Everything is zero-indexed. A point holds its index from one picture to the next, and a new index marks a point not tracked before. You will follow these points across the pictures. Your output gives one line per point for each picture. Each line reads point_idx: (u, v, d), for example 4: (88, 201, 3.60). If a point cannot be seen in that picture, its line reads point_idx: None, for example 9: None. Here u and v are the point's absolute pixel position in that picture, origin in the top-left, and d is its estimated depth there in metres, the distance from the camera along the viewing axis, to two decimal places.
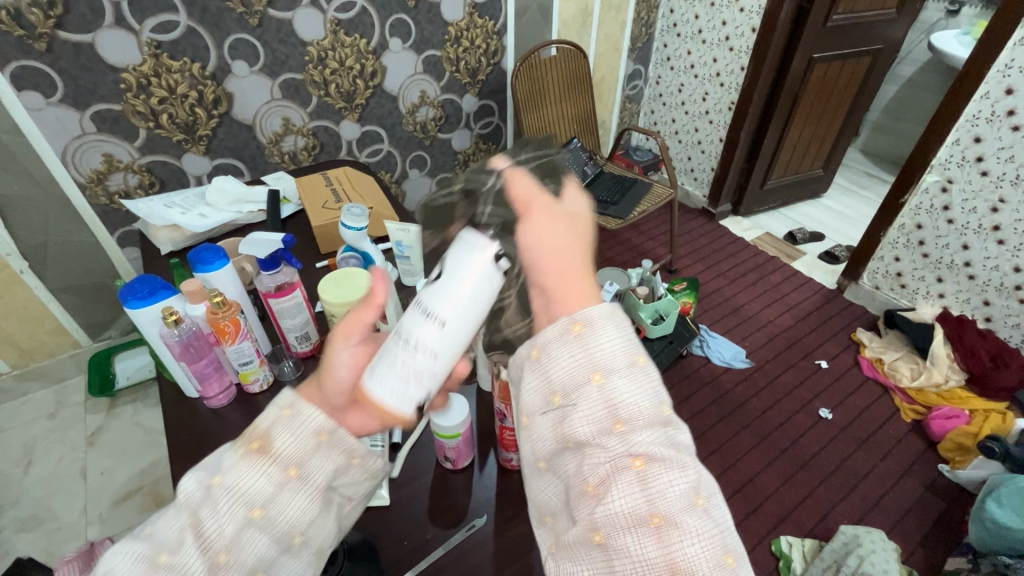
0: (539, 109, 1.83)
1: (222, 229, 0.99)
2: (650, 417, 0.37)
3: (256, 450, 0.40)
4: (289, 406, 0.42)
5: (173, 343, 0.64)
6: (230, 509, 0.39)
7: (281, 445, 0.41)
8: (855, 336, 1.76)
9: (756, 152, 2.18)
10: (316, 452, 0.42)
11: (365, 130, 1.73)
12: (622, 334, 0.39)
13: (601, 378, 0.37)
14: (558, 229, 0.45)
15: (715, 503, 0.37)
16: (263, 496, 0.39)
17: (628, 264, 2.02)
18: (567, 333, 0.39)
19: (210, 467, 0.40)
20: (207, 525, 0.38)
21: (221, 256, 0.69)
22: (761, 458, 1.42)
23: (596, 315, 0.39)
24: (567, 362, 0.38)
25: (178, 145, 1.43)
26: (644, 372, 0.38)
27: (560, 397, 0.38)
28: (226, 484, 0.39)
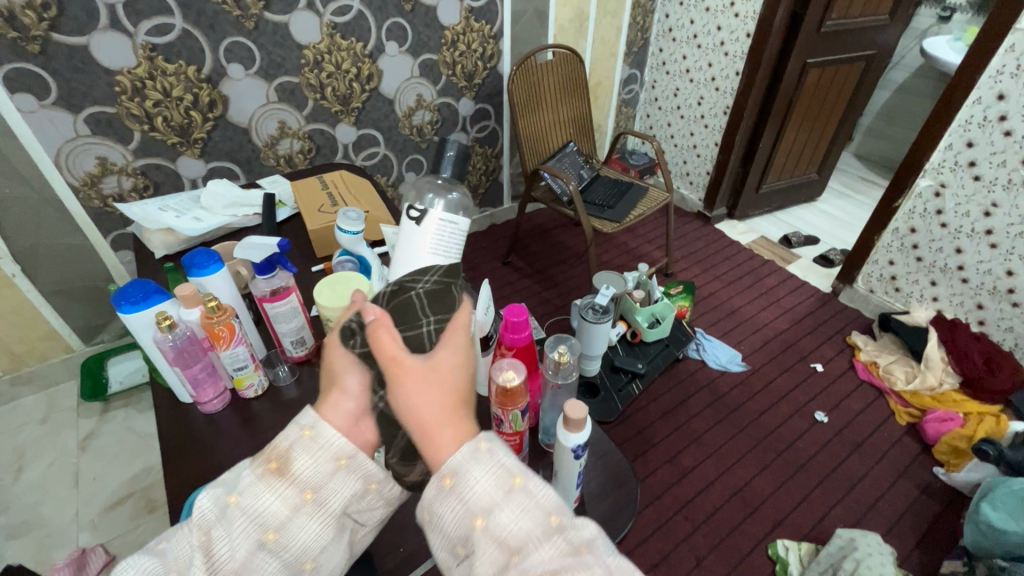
0: (535, 113, 1.84)
1: (217, 233, 0.99)
2: (539, 535, 0.37)
3: (273, 472, 0.45)
4: (309, 428, 0.46)
5: (167, 348, 0.64)
6: (244, 527, 0.43)
7: (297, 469, 0.45)
8: (850, 339, 1.77)
9: (751, 157, 2.19)
10: (326, 479, 0.46)
11: (361, 134, 1.73)
12: (492, 466, 0.39)
13: (482, 521, 0.37)
14: (427, 369, 0.42)
15: None
16: (277, 520, 0.44)
17: (624, 267, 2.02)
18: (442, 489, 0.38)
19: (232, 484, 0.45)
20: (221, 543, 0.43)
21: (217, 260, 0.69)
22: (757, 462, 1.42)
23: (458, 460, 0.39)
24: (454, 519, 0.38)
25: (172, 149, 1.42)
26: (524, 491, 0.38)
27: (462, 551, 0.37)
28: (242, 503, 0.44)
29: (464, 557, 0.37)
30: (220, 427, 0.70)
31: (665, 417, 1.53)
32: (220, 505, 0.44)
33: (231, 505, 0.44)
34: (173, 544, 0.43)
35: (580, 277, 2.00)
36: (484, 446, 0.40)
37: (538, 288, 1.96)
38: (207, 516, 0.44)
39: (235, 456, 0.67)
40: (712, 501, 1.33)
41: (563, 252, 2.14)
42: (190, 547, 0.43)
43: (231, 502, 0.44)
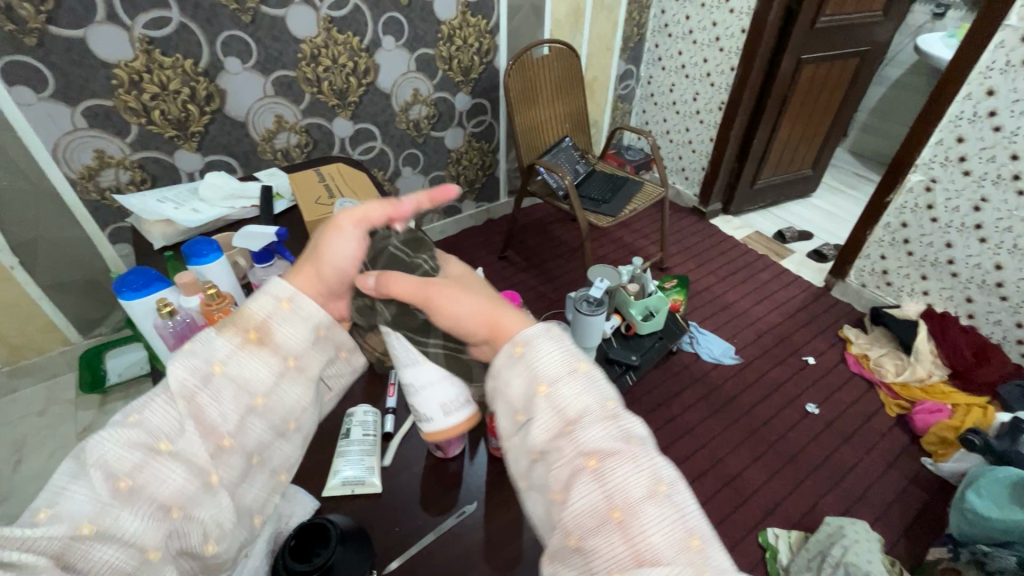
0: (532, 107, 1.85)
1: (216, 224, 1.00)
2: (599, 413, 0.38)
3: (257, 341, 0.44)
4: (289, 299, 0.46)
5: (168, 335, 0.64)
6: (232, 391, 0.42)
7: (280, 337, 0.45)
8: (842, 332, 1.79)
9: (745, 152, 2.21)
10: (310, 343, 0.47)
11: (358, 128, 1.74)
12: (560, 346, 0.41)
13: (545, 389, 0.39)
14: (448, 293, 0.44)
15: (680, 490, 0.38)
16: (264, 385, 0.44)
17: (619, 262, 2.04)
18: (511, 357, 0.41)
19: (208, 351, 0.42)
20: (209, 410, 0.41)
21: (215, 249, 0.70)
22: (749, 452, 1.45)
23: (531, 336, 0.41)
24: (521, 386, 0.40)
25: (170, 142, 1.43)
26: (586, 375, 0.40)
27: (522, 417, 0.40)
28: (230, 371, 0.42)
29: (522, 417, 0.40)
30: None
31: (659, 408, 1.55)
32: (204, 375, 0.41)
33: (218, 374, 0.42)
34: (150, 416, 0.40)
35: (576, 271, 2.02)
36: (525, 340, 0.41)
37: (534, 282, 1.98)
38: (188, 385, 0.41)
39: None
40: (704, 490, 1.35)
41: (559, 246, 2.15)
42: (173, 420, 0.40)
43: (217, 372, 0.42)
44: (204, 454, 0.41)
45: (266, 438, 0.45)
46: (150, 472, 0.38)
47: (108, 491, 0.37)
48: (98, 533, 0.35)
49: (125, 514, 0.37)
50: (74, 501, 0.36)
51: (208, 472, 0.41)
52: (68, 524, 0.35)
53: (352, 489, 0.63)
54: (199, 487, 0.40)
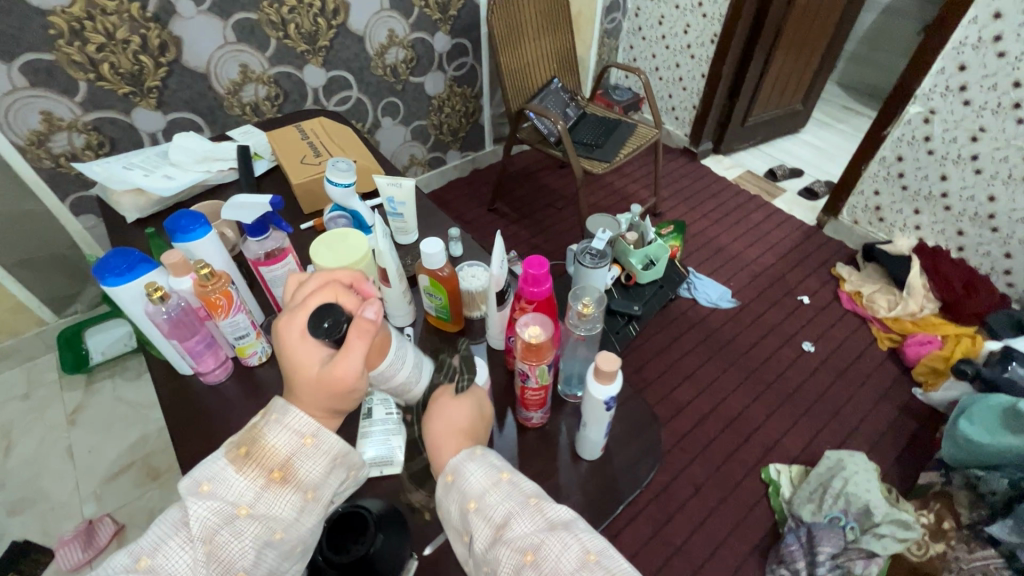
0: (517, 47, 1.72)
1: (192, 191, 0.92)
2: (522, 509, 0.45)
3: (277, 480, 0.47)
4: (312, 436, 0.49)
5: (161, 321, 0.59)
6: (249, 535, 0.45)
7: (303, 473, 0.48)
8: (834, 270, 1.80)
9: (738, 88, 2.13)
10: (320, 478, 0.49)
11: (332, 76, 1.61)
12: (483, 464, 0.48)
13: (474, 504, 0.45)
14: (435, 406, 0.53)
15: (609, 554, 0.42)
16: (284, 521, 0.46)
17: (612, 209, 1.99)
18: (443, 485, 0.48)
19: (230, 494, 0.46)
20: (227, 551, 0.44)
21: (204, 222, 0.62)
22: (748, 393, 1.48)
23: (458, 461, 0.48)
24: (455, 509, 0.46)
25: (125, 99, 1.30)
26: (509, 483, 0.47)
27: (464, 537, 0.46)
28: (255, 512, 0.46)
29: (465, 537, 0.46)
30: (226, 396, 0.67)
31: (660, 355, 1.56)
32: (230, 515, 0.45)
33: (239, 515, 0.45)
34: (172, 556, 0.43)
35: (568, 221, 1.97)
36: (454, 469, 0.48)
37: (526, 234, 1.93)
38: (211, 525, 0.44)
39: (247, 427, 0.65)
40: (707, 432, 1.39)
41: (550, 195, 2.09)
42: (190, 564, 0.43)
43: (239, 511, 0.46)
44: None
45: (276, 573, 0.46)
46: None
47: None
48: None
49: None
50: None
51: None
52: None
53: (380, 471, 0.61)
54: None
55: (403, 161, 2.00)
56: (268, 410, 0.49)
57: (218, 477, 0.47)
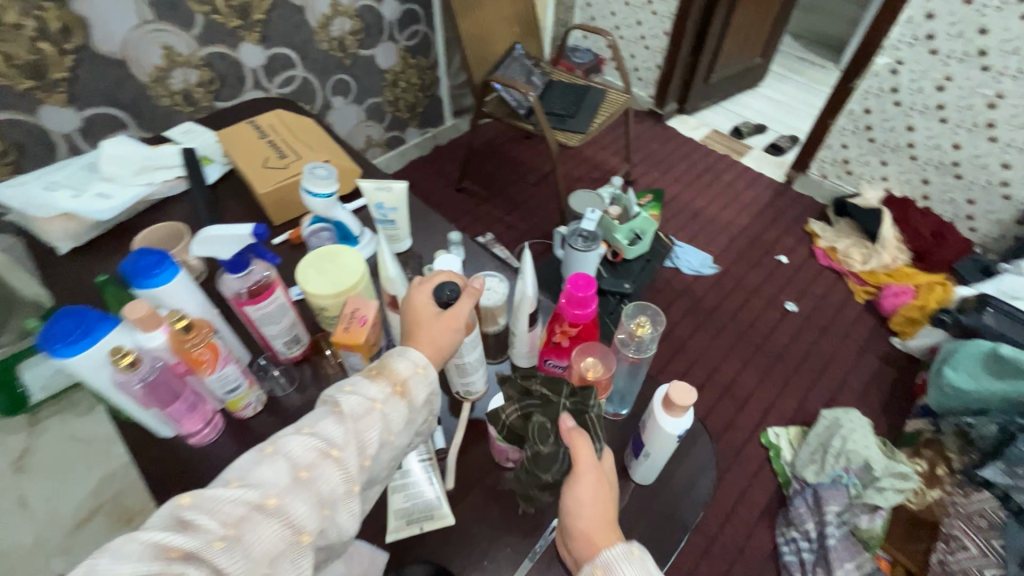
0: (476, 12, 1.58)
1: (133, 208, 0.78)
2: None
3: (402, 393, 0.50)
4: (423, 368, 0.52)
5: (136, 389, 0.49)
6: (379, 429, 0.48)
7: (417, 392, 0.51)
8: (807, 227, 1.82)
9: (701, 44, 2.07)
10: (425, 401, 0.53)
11: (272, 54, 1.43)
12: (641, 569, 0.41)
13: None
14: (578, 487, 0.45)
15: None
16: (399, 426, 0.50)
17: (585, 180, 1.93)
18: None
19: (366, 393, 0.49)
20: (366, 436, 0.47)
21: (170, 262, 0.52)
22: (740, 358, 1.49)
23: (612, 558, 0.42)
24: None
25: (27, 96, 1.10)
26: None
27: None
28: (385, 411, 0.49)
29: None
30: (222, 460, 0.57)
31: None
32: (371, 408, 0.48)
33: (375, 411, 0.48)
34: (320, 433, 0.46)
35: (542, 196, 1.89)
36: (604, 563, 0.42)
37: (500, 213, 1.84)
38: (355, 409, 0.48)
39: None
40: (705, 402, 1.39)
41: (519, 169, 1.99)
42: (344, 433, 0.47)
43: (374, 407, 0.49)
44: (353, 472, 0.46)
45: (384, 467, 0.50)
46: (314, 481, 0.44)
47: (292, 478, 0.43)
48: (276, 506, 0.42)
49: (288, 507, 0.42)
50: (263, 475, 0.43)
51: (350, 485, 0.46)
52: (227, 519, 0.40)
53: (421, 527, 0.54)
54: (342, 495, 0.45)
55: (360, 143, 1.84)
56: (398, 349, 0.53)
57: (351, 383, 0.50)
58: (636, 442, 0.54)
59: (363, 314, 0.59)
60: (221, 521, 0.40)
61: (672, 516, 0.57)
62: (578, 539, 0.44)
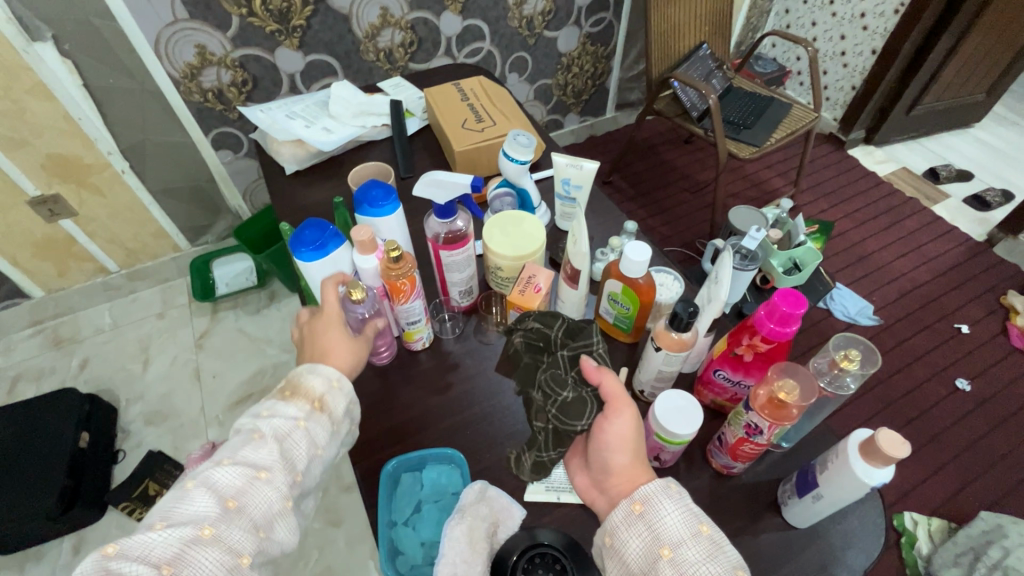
0: (671, 6, 1.54)
1: (346, 145, 0.88)
2: (714, 561, 0.43)
3: (321, 409, 0.52)
4: (337, 380, 0.54)
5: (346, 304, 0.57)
6: (304, 447, 0.50)
7: (337, 403, 0.54)
8: (1004, 299, 1.55)
9: (915, 69, 1.82)
10: (346, 414, 0.55)
11: (467, 25, 1.51)
12: (680, 506, 0.46)
13: (670, 553, 0.43)
14: (610, 426, 0.49)
15: None
16: (323, 438, 0.52)
17: (741, 196, 1.81)
18: (631, 515, 0.46)
19: (286, 414, 0.51)
20: (291, 451, 0.50)
21: (393, 197, 0.57)
22: (885, 426, 1.32)
23: (650, 494, 0.46)
24: (644, 542, 0.45)
25: (271, 37, 1.28)
26: (710, 539, 0.44)
27: None
28: (310, 427, 0.51)
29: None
30: (388, 384, 0.64)
31: None
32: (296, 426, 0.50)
33: (298, 429, 0.50)
34: (251, 451, 0.48)
35: (691, 204, 1.82)
36: (643, 498, 0.46)
37: (644, 214, 1.80)
38: (280, 430, 0.49)
39: (414, 420, 0.61)
40: None
41: (671, 174, 1.92)
42: (266, 455, 0.48)
43: (300, 424, 0.51)
44: (287, 484, 0.48)
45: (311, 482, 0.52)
46: (252, 494, 0.46)
47: (219, 510, 0.44)
48: (212, 535, 0.43)
49: (231, 526, 0.44)
50: (189, 512, 0.44)
51: (284, 502, 0.48)
52: (191, 525, 0.43)
53: (558, 496, 0.56)
54: (280, 511, 0.47)
55: None
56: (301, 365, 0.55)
57: (269, 408, 0.51)
58: (803, 480, 0.53)
59: (538, 281, 0.62)
60: (155, 561, 0.41)
61: (816, 569, 0.53)
62: (617, 479, 0.49)
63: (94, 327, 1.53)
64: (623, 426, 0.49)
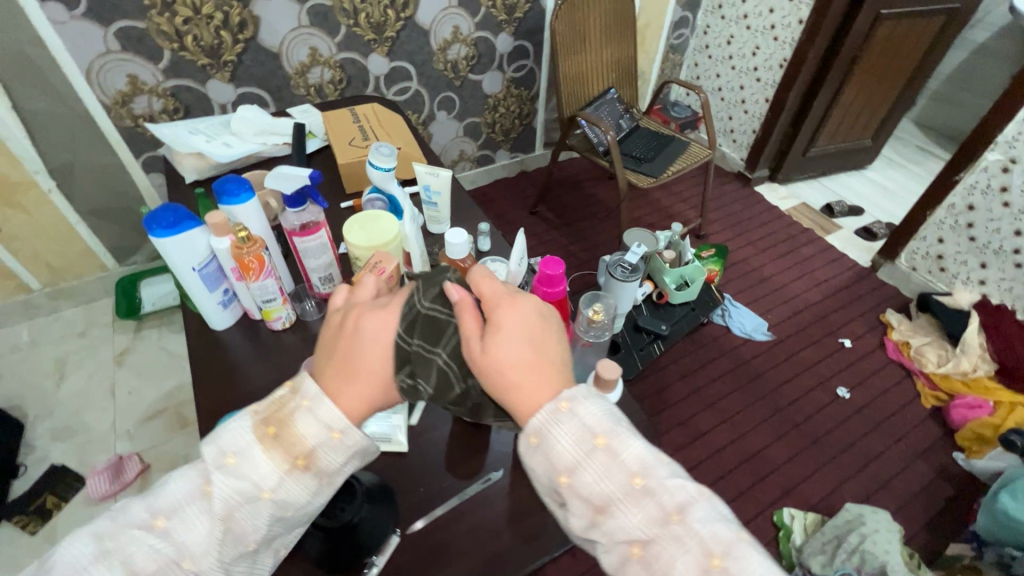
0: (579, 55, 1.73)
1: (247, 160, 0.97)
2: (609, 480, 0.42)
3: (302, 470, 0.43)
4: (339, 432, 0.44)
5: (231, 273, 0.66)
6: (266, 518, 0.43)
7: (325, 466, 0.44)
8: (883, 317, 1.71)
9: (803, 116, 2.06)
10: (344, 468, 0.46)
11: (394, 66, 1.66)
12: (572, 426, 0.43)
13: (566, 481, 0.43)
14: (485, 358, 0.45)
15: (670, 490, 0.41)
16: (296, 505, 0.44)
17: (654, 225, 1.96)
18: (527, 447, 0.44)
19: (253, 475, 0.43)
20: (241, 526, 0.42)
21: (248, 188, 0.66)
22: (773, 431, 1.42)
23: (539, 425, 0.43)
24: (543, 470, 0.44)
25: (203, 71, 1.39)
26: (605, 451, 0.42)
27: (557, 501, 0.45)
28: (274, 498, 0.43)
29: (558, 501, 0.45)
30: (245, 361, 0.70)
31: (684, 379, 1.51)
32: (247, 501, 0.42)
33: (258, 501, 0.43)
34: (188, 521, 0.42)
35: (609, 232, 1.96)
36: (536, 430, 0.44)
37: (565, 240, 1.93)
38: (230, 500, 0.42)
39: (265, 391, 0.68)
40: (722, 467, 1.34)
41: (593, 205, 2.07)
42: (205, 533, 0.42)
43: (261, 493, 0.43)
44: (228, 560, 0.43)
45: (275, 540, 0.45)
46: None
47: None
48: None
49: None
50: None
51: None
52: None
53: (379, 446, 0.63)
54: None
55: (453, 156, 2.04)
56: (301, 394, 0.45)
57: (241, 449, 0.43)
58: None
59: (383, 266, 0.68)
60: None
61: None
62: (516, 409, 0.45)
63: (10, 345, 1.53)
64: (500, 356, 0.45)
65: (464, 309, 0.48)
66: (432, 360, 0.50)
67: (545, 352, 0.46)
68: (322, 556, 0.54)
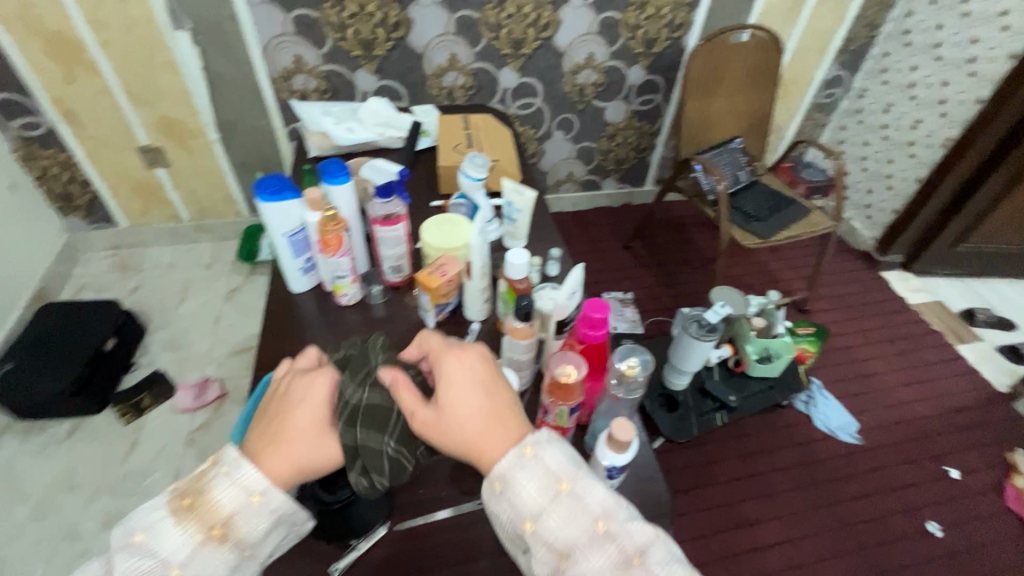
0: (708, 100, 1.68)
1: (363, 147, 1.06)
2: (571, 527, 0.46)
3: (219, 539, 0.47)
4: (259, 494, 0.48)
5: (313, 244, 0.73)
6: None
7: (243, 532, 0.48)
8: (1009, 455, 1.43)
9: (959, 205, 1.80)
10: (263, 533, 0.49)
11: (523, 81, 1.72)
12: (535, 474, 0.47)
13: (531, 526, 0.46)
14: (442, 418, 0.50)
15: (629, 534, 0.46)
16: None
17: (752, 288, 1.83)
18: (492, 494, 0.48)
19: (163, 551, 0.46)
20: None
21: (346, 172, 0.73)
22: (835, 545, 1.25)
23: (504, 471, 0.47)
24: (509, 517, 0.47)
25: (354, 60, 1.55)
26: (568, 496, 0.47)
27: (520, 545, 0.48)
28: (186, 572, 0.46)
29: (521, 546, 0.48)
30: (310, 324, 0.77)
31: (743, 458, 1.38)
32: None
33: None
34: None
35: (700, 284, 1.87)
36: (500, 477, 0.48)
37: (651, 281, 1.87)
38: None
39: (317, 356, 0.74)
40: (764, 565, 1.21)
41: (690, 252, 1.99)
42: None
43: (173, 569, 0.46)
44: None
45: None
46: None
47: None
48: None
49: None
50: None
51: None
52: None
53: None
54: None
55: (560, 175, 2.06)
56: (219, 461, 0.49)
57: (151, 527, 0.47)
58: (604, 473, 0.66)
59: (445, 269, 0.74)
60: None
61: None
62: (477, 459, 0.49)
63: (154, 263, 1.81)
64: (453, 409, 0.50)
65: (401, 383, 0.53)
66: (379, 447, 0.55)
67: (498, 399, 0.51)
68: (321, 527, 0.59)
